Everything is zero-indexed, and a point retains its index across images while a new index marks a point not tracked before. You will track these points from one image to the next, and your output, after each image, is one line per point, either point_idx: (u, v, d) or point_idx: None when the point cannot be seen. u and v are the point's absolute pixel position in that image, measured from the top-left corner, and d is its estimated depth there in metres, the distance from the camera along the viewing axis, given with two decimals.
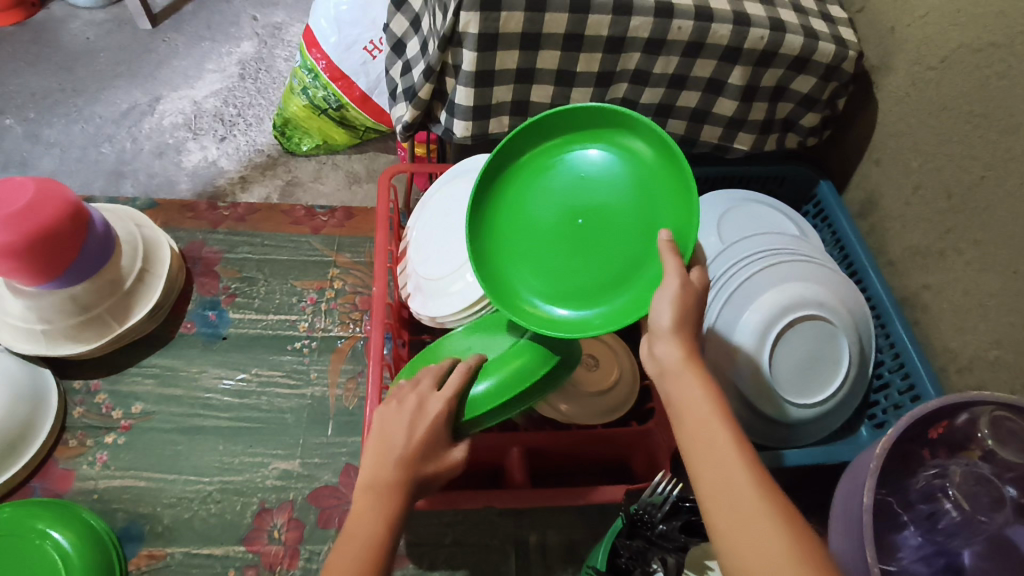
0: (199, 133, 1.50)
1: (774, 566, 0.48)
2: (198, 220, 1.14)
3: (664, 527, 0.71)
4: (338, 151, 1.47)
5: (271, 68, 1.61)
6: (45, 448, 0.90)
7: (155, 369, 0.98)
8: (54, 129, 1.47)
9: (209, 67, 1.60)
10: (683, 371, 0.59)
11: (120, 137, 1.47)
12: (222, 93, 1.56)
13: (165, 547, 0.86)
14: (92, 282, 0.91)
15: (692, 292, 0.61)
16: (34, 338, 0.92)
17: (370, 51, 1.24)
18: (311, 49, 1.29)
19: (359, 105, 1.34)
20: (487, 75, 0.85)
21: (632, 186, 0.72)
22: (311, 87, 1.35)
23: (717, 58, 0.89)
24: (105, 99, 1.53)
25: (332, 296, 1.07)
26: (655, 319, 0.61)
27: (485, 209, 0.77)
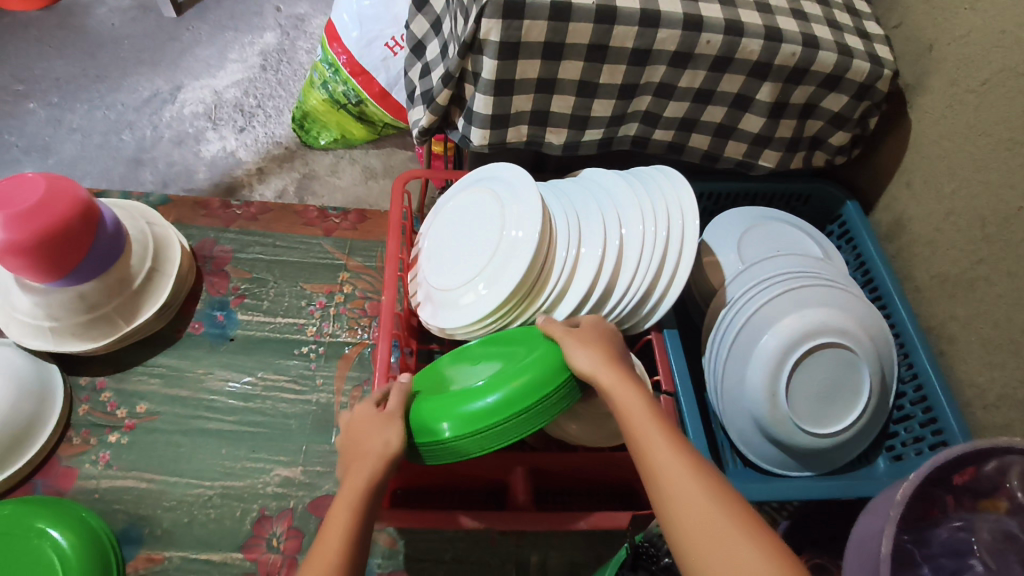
0: (219, 123, 1.49)
1: (695, 499, 0.53)
2: (211, 219, 1.07)
3: (668, 561, 0.71)
4: (355, 145, 1.46)
5: (293, 59, 1.60)
6: (49, 443, 0.83)
7: (162, 367, 0.91)
8: (77, 114, 1.47)
9: (231, 57, 1.59)
10: (605, 372, 0.65)
11: (141, 124, 1.47)
12: (243, 83, 1.55)
13: (164, 550, 0.79)
14: (101, 280, 0.85)
15: (590, 335, 0.69)
16: (42, 333, 0.85)
17: (392, 47, 1.23)
18: (333, 43, 1.28)
19: (379, 100, 1.32)
20: (507, 84, 0.84)
21: (469, 397, 0.67)
22: (331, 82, 1.33)
23: (746, 74, 0.86)
24: (127, 86, 1.53)
25: (341, 301, 1.00)
26: (581, 369, 0.66)
27: (439, 383, 0.78)
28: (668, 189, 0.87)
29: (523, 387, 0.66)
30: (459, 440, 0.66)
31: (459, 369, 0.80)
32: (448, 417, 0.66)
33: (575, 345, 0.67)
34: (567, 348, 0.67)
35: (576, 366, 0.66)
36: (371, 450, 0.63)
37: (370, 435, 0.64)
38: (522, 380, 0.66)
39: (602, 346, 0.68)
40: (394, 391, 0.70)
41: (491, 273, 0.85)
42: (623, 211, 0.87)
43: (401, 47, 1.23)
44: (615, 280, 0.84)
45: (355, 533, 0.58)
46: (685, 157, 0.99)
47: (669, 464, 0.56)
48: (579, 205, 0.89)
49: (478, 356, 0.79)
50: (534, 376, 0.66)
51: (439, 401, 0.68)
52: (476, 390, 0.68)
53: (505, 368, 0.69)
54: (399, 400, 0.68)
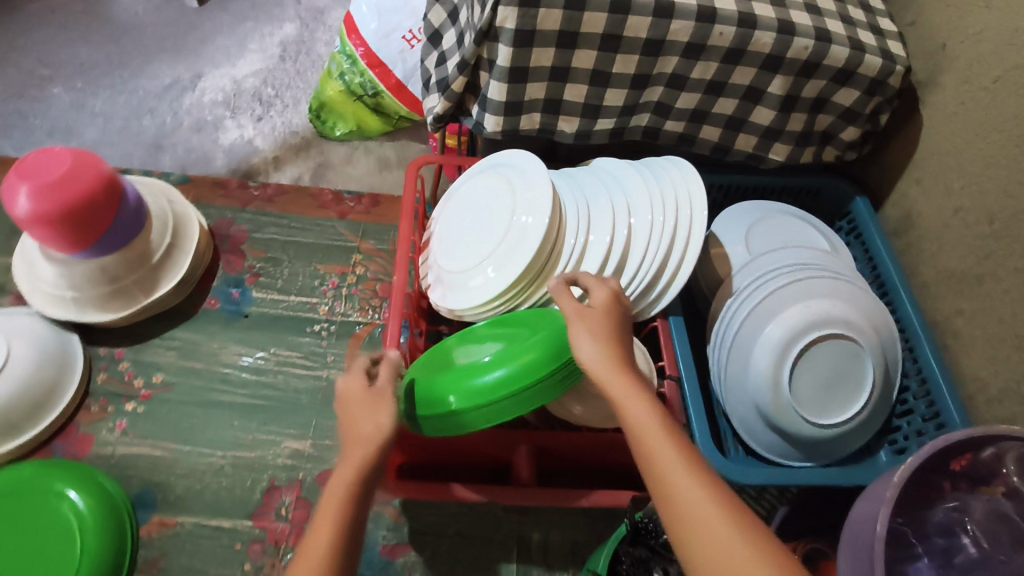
0: (237, 111, 1.52)
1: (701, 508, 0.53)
2: (228, 199, 1.09)
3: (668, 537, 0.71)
4: (371, 137, 1.48)
5: (311, 50, 1.62)
6: (70, 409, 0.86)
7: (178, 340, 0.93)
8: (100, 99, 1.51)
9: (251, 47, 1.62)
10: (608, 365, 0.64)
11: (161, 111, 1.50)
12: (262, 73, 1.58)
13: (176, 516, 0.81)
14: (122, 254, 0.87)
15: (597, 319, 0.66)
16: (64, 303, 0.88)
17: (408, 40, 1.28)
18: (350, 34, 1.32)
19: (394, 93, 1.36)
20: (521, 71, 0.86)
21: (476, 373, 0.69)
22: (348, 73, 1.37)
23: (758, 66, 0.87)
24: (148, 73, 1.56)
25: (354, 282, 1.01)
26: (585, 360, 0.64)
27: (452, 353, 0.81)
28: (677, 178, 0.88)
29: (528, 364, 0.67)
30: (466, 413, 0.69)
31: (471, 340, 0.81)
32: (456, 391, 0.69)
33: (579, 335, 0.65)
34: (572, 335, 0.65)
35: (581, 356, 0.64)
36: (364, 436, 0.59)
37: (363, 417, 0.60)
38: (528, 357, 0.68)
39: (609, 335, 0.66)
40: (383, 362, 0.65)
41: (501, 257, 0.87)
42: (632, 200, 0.89)
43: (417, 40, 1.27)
44: (622, 267, 0.85)
45: (348, 527, 0.55)
46: (695, 149, 1.00)
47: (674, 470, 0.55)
48: (588, 192, 0.91)
49: (490, 329, 0.81)
50: (540, 354, 0.68)
51: (448, 376, 0.71)
52: (483, 365, 0.70)
53: (512, 344, 0.71)
54: (390, 376, 0.64)
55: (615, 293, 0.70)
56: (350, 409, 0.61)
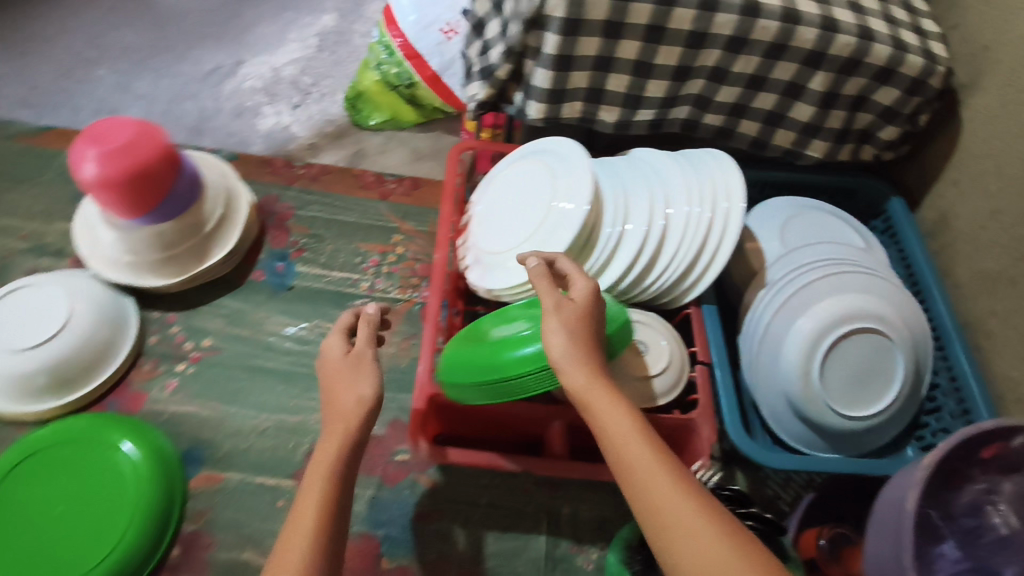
0: (275, 98, 1.56)
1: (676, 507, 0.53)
2: (275, 176, 1.11)
3: None
4: (405, 128, 1.51)
5: (348, 42, 1.66)
6: (124, 367, 0.90)
7: (226, 307, 0.97)
8: (144, 82, 1.56)
9: (291, 37, 1.66)
10: (578, 361, 0.63)
11: (203, 95, 1.55)
12: (300, 62, 1.62)
13: (222, 472, 0.84)
14: (179, 221, 0.91)
15: (571, 313, 0.66)
16: (121, 267, 0.92)
17: (446, 32, 1.35)
18: (390, 26, 1.38)
19: (430, 84, 1.41)
20: (566, 60, 0.89)
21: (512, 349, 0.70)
22: (385, 64, 1.42)
23: (799, 62, 0.89)
24: (191, 58, 1.61)
25: (394, 261, 1.04)
26: (556, 356, 0.63)
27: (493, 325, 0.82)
28: (716, 171, 0.90)
29: None
30: (530, 376, 0.69)
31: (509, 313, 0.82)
32: (496, 367, 0.71)
33: (551, 327, 0.64)
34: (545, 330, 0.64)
35: (553, 350, 0.63)
36: (343, 406, 0.64)
37: (343, 386, 0.65)
38: None
39: (581, 328, 0.65)
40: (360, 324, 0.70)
41: (537, 241, 0.90)
42: (670, 189, 0.91)
43: (455, 32, 1.35)
44: (656, 255, 0.88)
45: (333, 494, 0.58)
46: (733, 143, 1.01)
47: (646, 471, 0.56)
48: (627, 181, 0.93)
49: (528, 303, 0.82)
50: None
51: (488, 353, 0.73)
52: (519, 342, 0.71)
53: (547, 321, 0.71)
54: (366, 340, 0.69)
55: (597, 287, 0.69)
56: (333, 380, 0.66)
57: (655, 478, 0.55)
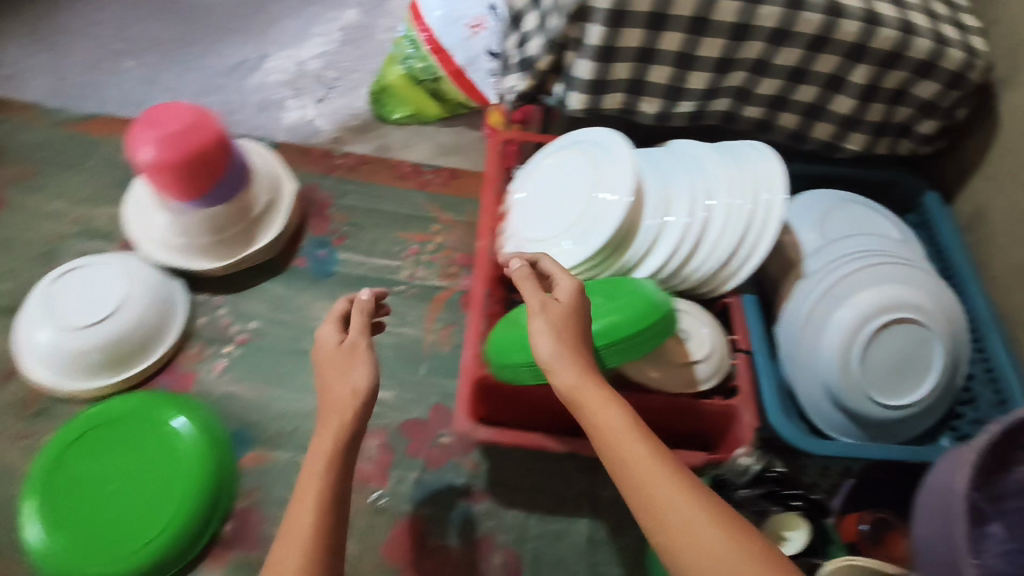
0: (300, 92, 1.50)
1: (675, 503, 0.53)
2: (313, 165, 1.12)
3: (745, 493, 0.73)
4: (427, 123, 1.45)
5: (372, 36, 1.59)
6: (176, 347, 0.92)
7: (270, 292, 0.98)
8: (171, 74, 1.51)
9: (316, 31, 1.60)
10: (565, 358, 0.63)
11: (228, 89, 1.50)
12: (324, 57, 1.56)
13: (271, 451, 0.86)
14: (229, 206, 0.93)
15: (558, 313, 0.67)
16: (171, 250, 0.94)
17: (472, 27, 1.32)
18: (417, 22, 1.35)
19: (454, 79, 1.37)
20: (609, 51, 0.91)
21: None
22: (412, 57, 1.37)
23: (841, 55, 0.90)
24: (215, 52, 1.55)
25: (434, 250, 1.05)
26: (545, 357, 0.64)
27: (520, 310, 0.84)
28: (756, 160, 0.91)
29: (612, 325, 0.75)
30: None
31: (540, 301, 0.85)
32: None
33: (539, 327, 0.65)
34: (531, 332, 0.65)
35: (540, 353, 0.64)
36: (337, 400, 0.63)
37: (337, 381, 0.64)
38: (613, 319, 0.76)
39: (568, 328, 0.66)
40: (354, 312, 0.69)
41: (579, 231, 0.91)
42: (710, 179, 0.91)
43: (481, 27, 1.31)
44: (697, 245, 0.89)
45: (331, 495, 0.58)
46: (771, 136, 1.02)
47: (642, 469, 0.56)
48: (669, 172, 0.94)
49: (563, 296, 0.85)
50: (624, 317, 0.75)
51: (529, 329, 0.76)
52: None
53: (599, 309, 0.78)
54: (360, 330, 0.68)
55: (581, 285, 0.71)
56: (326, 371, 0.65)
57: (651, 475, 0.55)
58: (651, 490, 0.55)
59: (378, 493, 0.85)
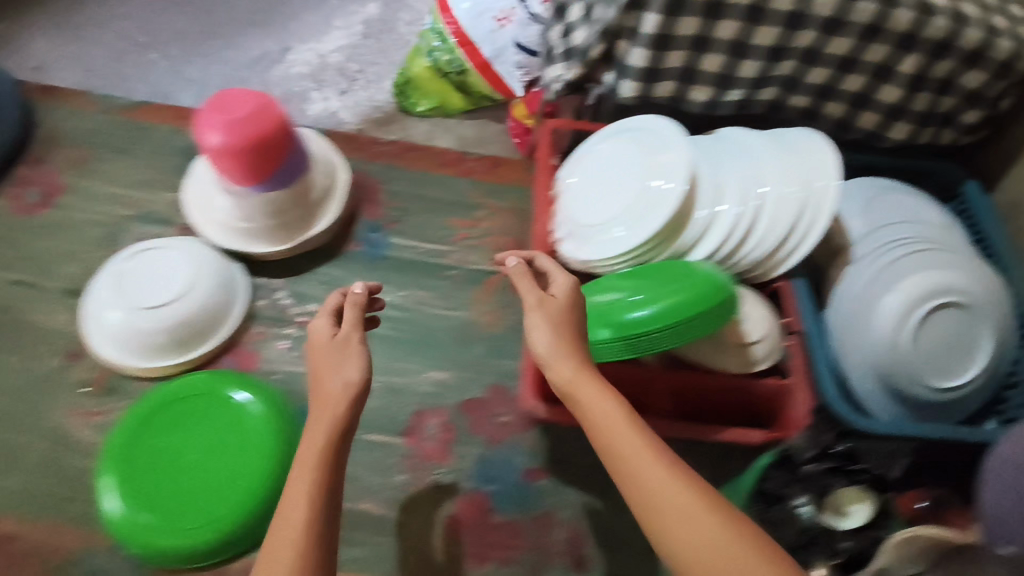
0: (323, 84, 1.47)
1: (666, 490, 0.56)
2: (360, 152, 1.12)
3: (811, 467, 0.75)
4: (452, 116, 1.41)
5: (393, 30, 1.54)
6: (238, 327, 0.94)
7: (327, 275, 1.00)
8: (196, 67, 1.48)
9: (337, 24, 1.55)
10: (560, 352, 0.66)
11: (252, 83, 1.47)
12: (346, 50, 1.51)
13: None
14: (289, 190, 0.94)
15: (555, 309, 0.69)
16: (233, 234, 0.96)
17: (499, 20, 1.25)
18: (444, 13, 1.28)
19: (481, 73, 1.32)
20: (665, 39, 0.93)
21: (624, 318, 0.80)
22: (438, 50, 1.32)
23: (892, 44, 0.91)
24: (238, 44, 1.52)
25: (482, 235, 1.06)
26: (542, 350, 0.66)
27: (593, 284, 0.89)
28: (806, 147, 0.92)
29: (675, 307, 0.79)
30: (654, 334, 0.79)
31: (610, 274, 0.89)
32: (610, 325, 0.81)
33: (537, 321, 0.68)
34: (529, 327, 0.67)
35: (537, 347, 0.67)
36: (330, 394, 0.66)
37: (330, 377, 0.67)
38: (674, 301, 0.79)
39: (564, 323, 0.68)
40: (347, 312, 0.72)
41: (632, 218, 0.93)
42: (761, 164, 0.93)
43: (509, 19, 1.24)
44: (751, 229, 0.91)
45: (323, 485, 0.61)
46: (817, 124, 1.04)
47: (635, 456, 0.59)
48: (722, 159, 0.95)
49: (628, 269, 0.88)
50: (684, 300, 0.78)
51: (596, 316, 0.82)
52: (630, 306, 0.81)
53: (661, 289, 0.80)
54: (351, 325, 0.71)
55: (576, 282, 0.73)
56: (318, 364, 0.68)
57: (643, 465, 0.58)
58: (644, 478, 0.58)
59: (440, 470, 0.89)
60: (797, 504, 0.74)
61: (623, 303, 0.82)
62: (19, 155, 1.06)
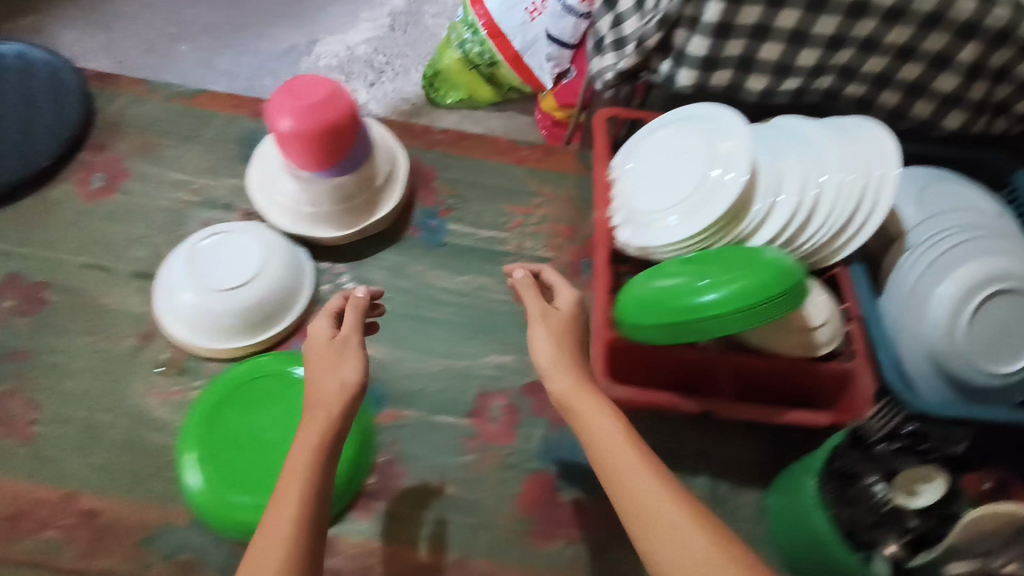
0: (350, 77, 1.48)
1: (642, 488, 0.61)
2: (414, 140, 1.14)
3: (881, 447, 0.80)
4: (478, 107, 1.44)
5: (419, 23, 1.55)
6: (306, 309, 0.96)
7: (387, 260, 1.03)
8: (225, 59, 1.48)
9: (363, 15, 1.55)
10: (555, 361, 0.73)
11: (281, 74, 1.47)
12: (374, 41, 1.52)
13: (404, 409, 0.94)
14: (355, 175, 0.96)
15: (555, 320, 0.78)
16: (299, 219, 0.98)
17: (530, 12, 1.26)
18: (475, 4, 1.30)
19: (511, 64, 1.33)
20: (726, 27, 0.94)
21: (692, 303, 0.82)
22: (468, 42, 1.34)
23: (952, 33, 0.93)
24: (269, 36, 1.52)
25: (538, 221, 1.08)
26: (541, 359, 0.74)
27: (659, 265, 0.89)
28: (866, 135, 0.93)
29: (744, 292, 0.79)
30: (717, 319, 0.80)
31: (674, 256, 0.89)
32: (681, 308, 0.82)
33: (538, 331, 0.76)
34: (533, 338, 0.75)
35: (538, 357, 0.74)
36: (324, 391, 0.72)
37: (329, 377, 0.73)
38: (745, 286, 0.78)
39: (562, 335, 0.76)
40: (350, 312, 0.79)
41: (690, 205, 0.95)
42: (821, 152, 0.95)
43: (541, 11, 1.25)
44: (811, 216, 0.92)
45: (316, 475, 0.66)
46: (870, 113, 1.06)
47: (617, 457, 0.64)
48: (781, 148, 0.97)
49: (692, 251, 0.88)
50: (754, 285, 0.78)
51: (663, 299, 0.84)
52: (699, 291, 0.82)
53: (729, 273, 0.80)
54: (351, 327, 0.78)
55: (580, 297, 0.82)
56: (317, 362, 0.74)
57: (624, 464, 0.63)
58: (626, 479, 0.63)
59: (508, 449, 0.92)
60: (869, 482, 0.78)
61: (690, 288, 0.82)
62: (80, 141, 1.08)
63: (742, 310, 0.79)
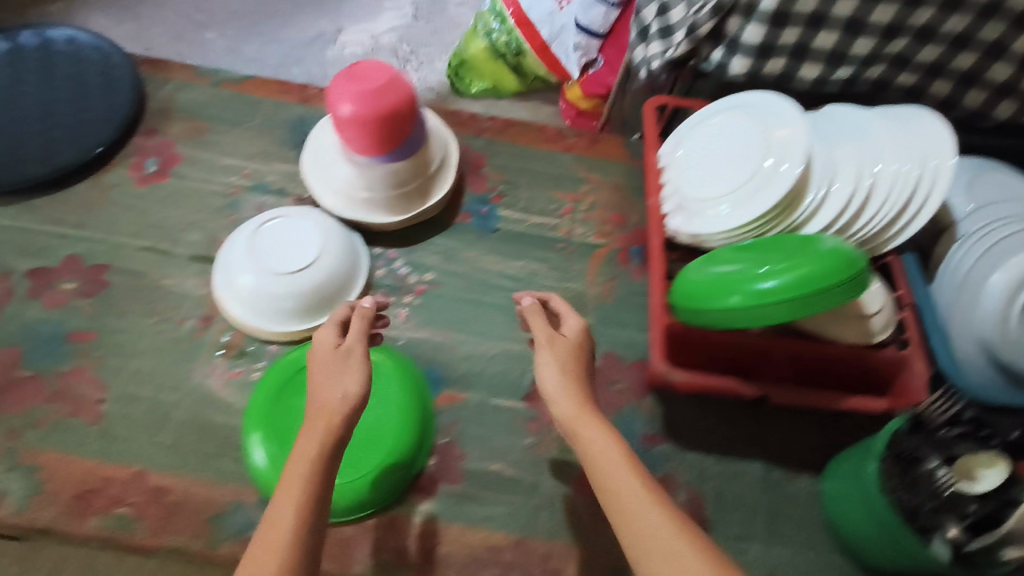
0: None
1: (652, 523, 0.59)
2: (463, 128, 1.15)
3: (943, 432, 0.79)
4: (501, 97, 1.44)
5: (443, 11, 1.56)
6: (363, 293, 0.98)
7: (439, 245, 1.04)
8: (252, 46, 1.48)
9: (386, 4, 1.55)
10: (563, 386, 0.72)
11: (308, 62, 1.47)
12: (398, 30, 1.52)
13: (463, 392, 0.96)
14: (410, 161, 0.97)
15: (561, 345, 0.77)
16: (354, 204, 0.99)
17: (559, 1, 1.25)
18: None
19: (538, 53, 1.33)
20: (783, 16, 0.93)
21: (749, 289, 0.82)
22: (495, 31, 1.34)
23: (1009, 23, 0.92)
24: (295, 24, 1.52)
25: (588, 209, 1.09)
26: (548, 388, 0.73)
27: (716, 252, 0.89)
28: (919, 122, 0.94)
29: (804, 278, 0.78)
30: (773, 305, 0.80)
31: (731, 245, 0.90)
32: (739, 292, 0.83)
33: (545, 354, 0.76)
34: (539, 365, 0.74)
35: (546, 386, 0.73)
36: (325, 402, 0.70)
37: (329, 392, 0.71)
38: (806, 271, 0.78)
39: (570, 361, 0.75)
40: (354, 326, 0.78)
41: (744, 192, 0.95)
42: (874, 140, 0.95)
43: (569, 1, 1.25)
44: (865, 203, 0.92)
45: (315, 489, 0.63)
46: (921, 102, 1.06)
47: (626, 488, 0.63)
48: (834, 137, 0.98)
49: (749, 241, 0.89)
50: (814, 270, 0.78)
51: (721, 283, 0.84)
52: (758, 276, 0.82)
53: (789, 259, 0.80)
54: (356, 337, 0.77)
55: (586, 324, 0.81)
56: (320, 372, 0.73)
57: (632, 495, 0.62)
58: (633, 513, 0.61)
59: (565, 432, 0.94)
60: (932, 467, 0.77)
61: (748, 274, 0.83)
62: (131, 127, 1.10)
63: (800, 297, 0.79)
